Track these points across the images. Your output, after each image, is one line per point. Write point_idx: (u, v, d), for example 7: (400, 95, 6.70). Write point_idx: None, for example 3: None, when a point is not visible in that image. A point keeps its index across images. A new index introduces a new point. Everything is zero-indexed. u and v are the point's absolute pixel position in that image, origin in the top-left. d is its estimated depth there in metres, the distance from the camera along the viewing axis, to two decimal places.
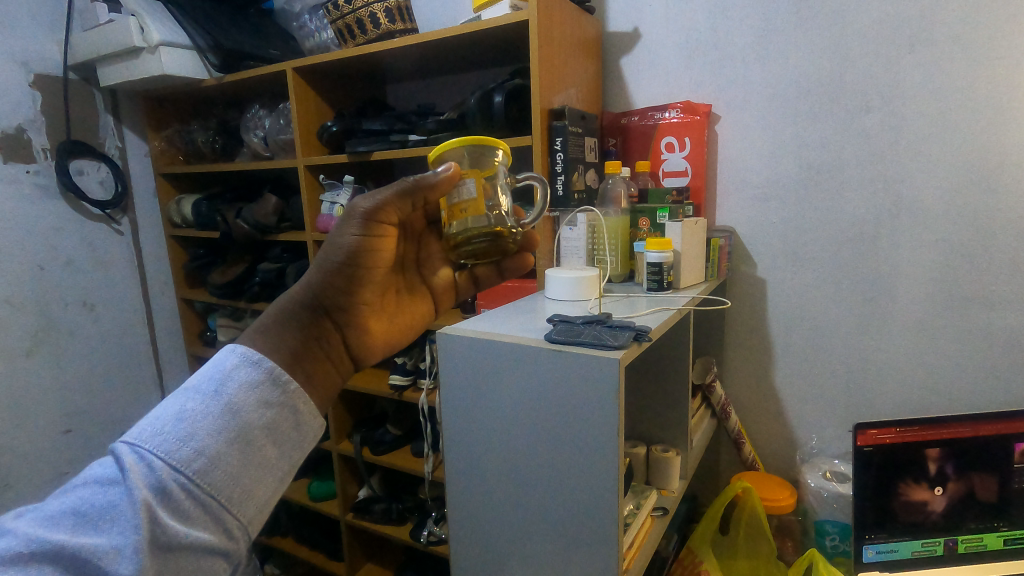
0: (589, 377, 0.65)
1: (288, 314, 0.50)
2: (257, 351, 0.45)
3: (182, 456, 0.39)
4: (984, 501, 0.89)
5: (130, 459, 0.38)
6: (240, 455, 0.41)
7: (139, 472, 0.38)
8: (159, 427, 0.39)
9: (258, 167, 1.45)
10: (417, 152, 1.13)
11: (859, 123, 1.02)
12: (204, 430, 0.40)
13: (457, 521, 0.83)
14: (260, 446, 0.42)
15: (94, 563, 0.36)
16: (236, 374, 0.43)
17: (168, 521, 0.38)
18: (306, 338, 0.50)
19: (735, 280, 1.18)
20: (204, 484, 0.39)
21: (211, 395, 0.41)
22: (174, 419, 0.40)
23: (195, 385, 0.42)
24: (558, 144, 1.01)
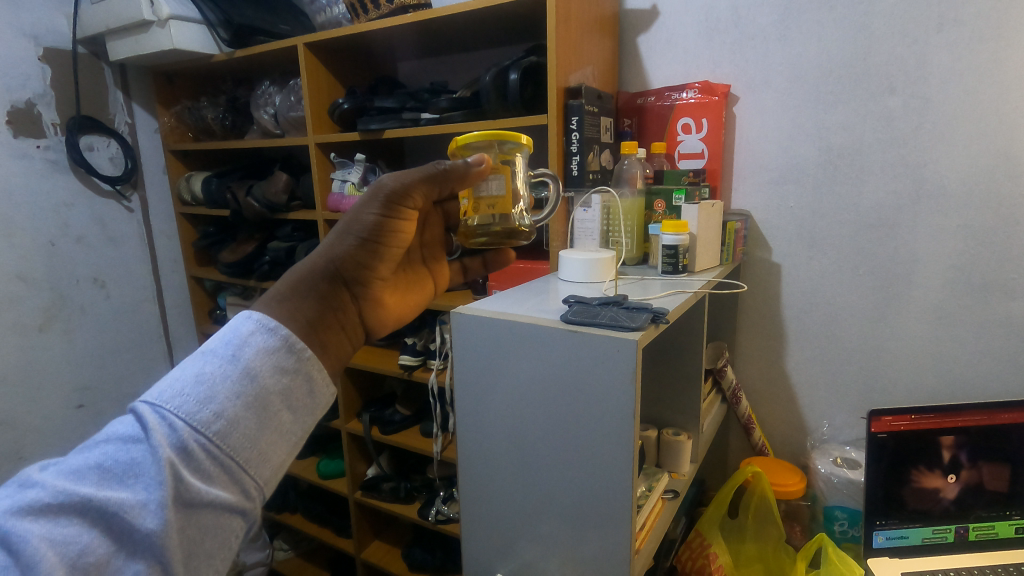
0: (605, 358, 0.65)
1: (307, 283, 0.49)
2: (274, 318, 0.45)
3: (202, 417, 0.39)
4: (998, 489, 0.89)
5: (153, 418, 0.39)
6: (257, 419, 0.41)
7: (161, 431, 0.39)
8: (178, 390, 0.40)
9: (268, 145, 1.44)
10: (430, 131, 1.11)
11: (882, 104, 1.00)
12: (223, 393, 0.40)
13: (469, 500, 0.83)
14: (277, 411, 0.42)
15: (119, 517, 0.36)
16: (252, 340, 0.43)
17: (190, 479, 0.38)
18: (324, 309, 0.49)
19: (750, 264, 1.17)
20: (223, 445, 0.40)
21: (228, 359, 0.41)
22: (193, 381, 0.40)
23: (214, 349, 0.42)
24: (574, 123, 0.99)
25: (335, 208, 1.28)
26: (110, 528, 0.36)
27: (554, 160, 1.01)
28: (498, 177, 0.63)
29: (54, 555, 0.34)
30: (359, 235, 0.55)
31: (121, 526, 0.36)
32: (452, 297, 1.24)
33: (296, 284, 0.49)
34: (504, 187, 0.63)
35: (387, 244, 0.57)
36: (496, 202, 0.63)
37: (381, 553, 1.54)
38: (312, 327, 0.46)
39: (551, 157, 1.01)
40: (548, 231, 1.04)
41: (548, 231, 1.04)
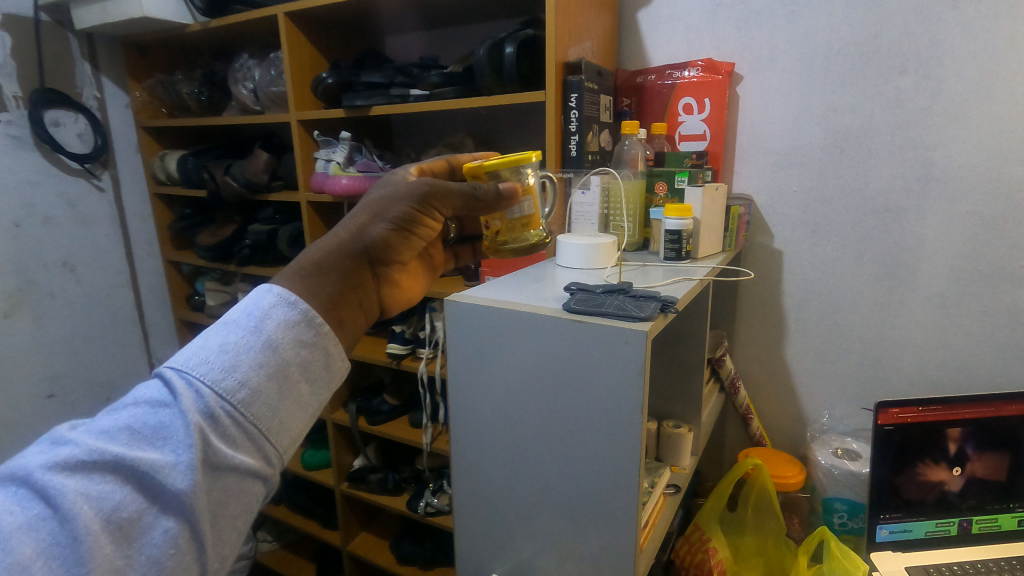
0: (612, 350, 0.61)
1: (329, 261, 0.48)
2: (295, 292, 0.44)
3: (228, 385, 0.39)
4: (1003, 482, 0.87)
5: (180, 383, 0.38)
6: (280, 389, 0.40)
7: (189, 397, 0.38)
8: (204, 357, 0.39)
9: (248, 122, 1.37)
10: (420, 107, 1.05)
11: (893, 85, 0.96)
12: (248, 361, 0.39)
13: (463, 496, 0.79)
14: (298, 381, 0.42)
15: (151, 477, 0.35)
16: (273, 313, 0.42)
17: (218, 444, 0.38)
18: (342, 288, 0.48)
19: (751, 251, 1.14)
20: (247, 414, 0.39)
21: (251, 329, 0.41)
22: (218, 350, 0.39)
23: (239, 317, 0.41)
24: (573, 101, 0.94)
25: (319, 188, 1.21)
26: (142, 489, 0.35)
27: (552, 139, 0.96)
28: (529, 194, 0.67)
29: (89, 512, 0.33)
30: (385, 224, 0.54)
31: (152, 487, 0.35)
32: (443, 283, 1.19)
33: (324, 257, 0.48)
34: (535, 206, 0.68)
35: (402, 239, 0.57)
36: (524, 222, 0.68)
37: (368, 545, 1.50)
38: (334, 302, 0.47)
39: (548, 137, 0.96)
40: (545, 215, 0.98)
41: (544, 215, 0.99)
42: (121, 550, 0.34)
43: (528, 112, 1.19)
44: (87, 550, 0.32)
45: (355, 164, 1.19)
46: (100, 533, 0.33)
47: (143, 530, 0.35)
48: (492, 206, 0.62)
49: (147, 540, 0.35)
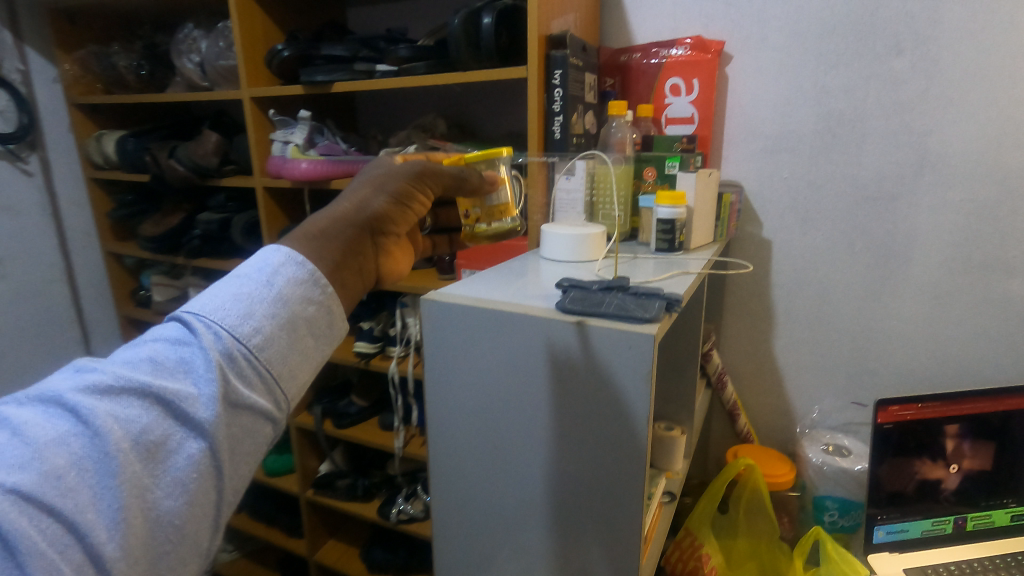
0: (613, 354, 0.54)
1: (334, 226, 0.46)
2: (301, 253, 0.42)
3: (245, 329, 0.38)
4: (999, 478, 0.85)
5: (200, 324, 0.37)
6: (296, 335, 0.40)
7: (210, 334, 0.37)
8: (223, 297, 0.39)
9: (194, 99, 1.24)
10: (387, 83, 0.96)
11: (888, 66, 0.92)
12: (264, 309, 0.39)
13: (443, 512, 0.72)
14: (311, 330, 0.41)
15: (176, 405, 0.35)
16: (284, 269, 0.40)
17: (236, 384, 0.37)
18: (347, 253, 0.46)
19: (739, 241, 1.09)
20: (265, 356, 0.39)
21: (266, 281, 0.40)
22: (235, 296, 0.39)
23: (255, 263, 0.41)
24: (557, 78, 0.86)
25: (276, 173, 1.10)
26: (165, 417, 0.35)
27: (534, 120, 0.88)
28: (502, 182, 0.64)
29: (119, 430, 0.33)
30: (388, 195, 0.52)
31: (176, 416, 0.35)
32: (415, 276, 1.10)
33: (328, 222, 0.46)
34: (508, 195, 0.64)
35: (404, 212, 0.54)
36: (502, 209, 0.64)
37: (337, 554, 1.42)
38: (340, 266, 0.44)
39: (530, 118, 0.88)
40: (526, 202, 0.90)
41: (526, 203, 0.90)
42: (147, 470, 0.34)
43: (505, 91, 1.11)
44: (116, 468, 0.32)
45: (316, 147, 1.09)
46: (128, 452, 0.33)
47: (166, 456, 0.34)
48: (477, 188, 0.61)
49: (170, 465, 0.34)
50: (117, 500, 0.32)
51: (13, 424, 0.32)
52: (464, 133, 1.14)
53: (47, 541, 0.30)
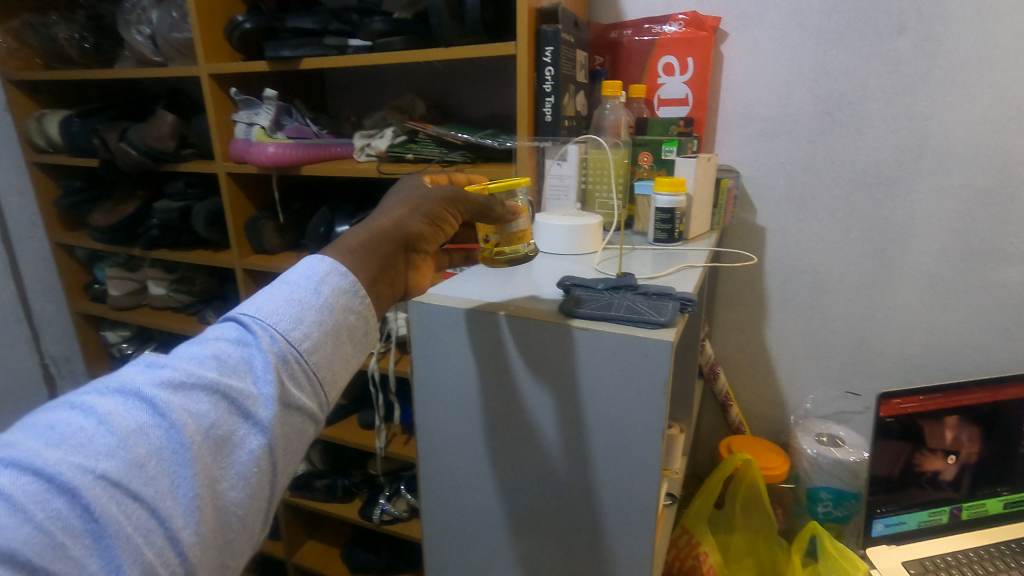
0: (626, 363, 0.49)
1: (372, 240, 0.46)
2: (342, 265, 0.42)
3: (301, 332, 0.38)
4: (993, 467, 0.85)
5: (259, 326, 0.38)
6: (342, 340, 0.41)
7: (268, 335, 0.38)
8: (278, 300, 0.39)
9: (146, 75, 1.13)
10: (363, 60, 0.88)
11: (891, 46, 0.88)
12: (317, 314, 0.39)
13: (437, 523, 0.68)
14: (355, 335, 0.42)
15: (241, 402, 0.36)
16: (332, 277, 0.41)
17: (292, 387, 0.38)
18: (382, 267, 0.46)
19: (732, 228, 1.05)
20: (316, 357, 0.39)
21: (317, 286, 0.40)
22: (291, 299, 0.39)
23: (302, 269, 0.41)
24: (548, 56, 0.80)
25: (240, 158, 1.01)
26: (231, 412, 0.35)
27: (524, 102, 0.82)
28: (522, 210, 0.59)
29: (190, 423, 0.33)
30: (422, 215, 0.51)
31: (240, 411, 0.36)
32: None
33: (366, 236, 0.46)
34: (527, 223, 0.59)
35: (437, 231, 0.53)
36: (519, 238, 0.60)
37: (315, 556, 1.36)
38: (375, 280, 0.44)
39: (519, 100, 0.82)
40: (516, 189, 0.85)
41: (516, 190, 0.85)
42: (215, 463, 0.34)
43: (489, 70, 1.04)
44: (190, 459, 0.33)
45: (284, 130, 1.00)
46: (199, 444, 0.33)
47: (232, 449, 0.35)
48: (499, 218, 0.56)
49: (237, 458, 0.35)
50: (192, 488, 0.32)
51: (85, 414, 0.31)
52: (444, 114, 1.07)
53: (128, 527, 0.30)
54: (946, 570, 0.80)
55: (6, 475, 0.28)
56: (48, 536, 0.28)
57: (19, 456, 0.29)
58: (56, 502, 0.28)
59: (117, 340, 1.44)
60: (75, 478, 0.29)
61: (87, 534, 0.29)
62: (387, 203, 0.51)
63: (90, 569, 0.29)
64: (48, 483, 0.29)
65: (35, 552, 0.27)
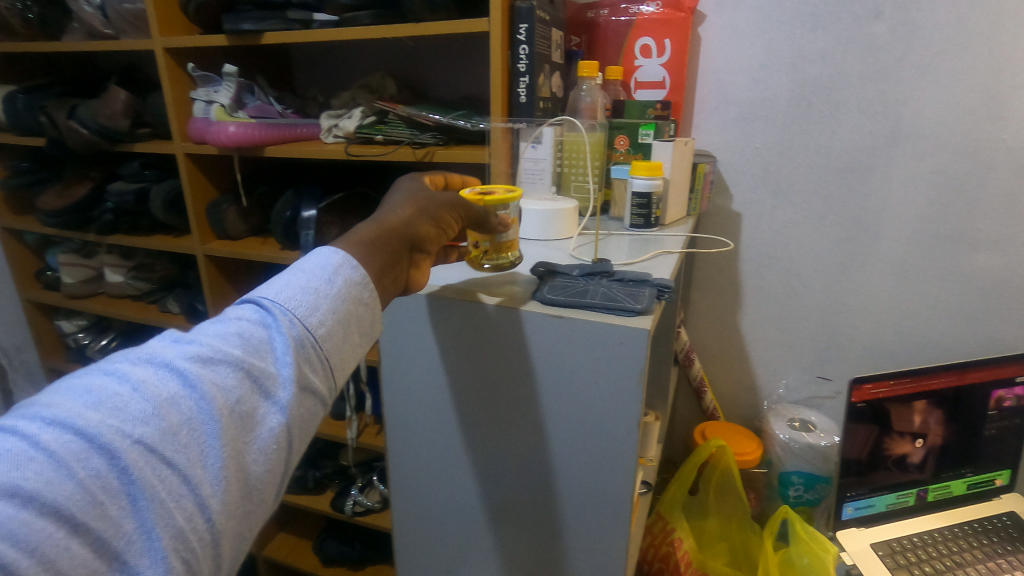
0: (601, 352, 0.48)
1: (378, 238, 0.46)
2: (350, 261, 0.42)
3: (319, 317, 0.39)
4: (957, 449, 0.87)
5: (279, 308, 0.38)
6: (354, 329, 0.41)
7: (288, 317, 0.38)
8: (298, 285, 0.39)
9: (96, 49, 1.06)
10: (328, 35, 0.84)
11: (867, 30, 0.87)
12: (334, 301, 0.40)
13: (408, 516, 0.66)
14: (363, 325, 0.43)
15: (262, 380, 0.36)
16: (346, 268, 0.42)
17: (310, 371, 0.38)
18: (384, 266, 0.45)
19: (708, 214, 1.04)
20: (331, 343, 0.40)
21: (334, 275, 0.41)
22: (309, 285, 0.40)
23: (318, 257, 0.42)
24: (522, 33, 0.77)
25: (199, 138, 0.96)
26: (254, 389, 0.36)
27: (497, 81, 0.79)
28: (513, 221, 0.58)
29: (219, 396, 0.33)
30: (427, 219, 0.51)
31: (262, 389, 0.36)
32: None
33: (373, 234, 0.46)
34: (517, 235, 0.58)
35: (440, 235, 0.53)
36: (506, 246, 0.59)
37: (287, 549, 1.33)
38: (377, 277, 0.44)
39: (492, 79, 0.79)
40: (489, 172, 0.82)
41: (489, 173, 0.82)
42: (239, 438, 0.34)
43: (462, 49, 1.00)
44: (220, 430, 0.33)
45: (246, 108, 0.95)
46: (227, 416, 0.33)
47: (255, 425, 0.35)
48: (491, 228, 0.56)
49: (259, 435, 0.35)
50: (220, 459, 0.33)
51: (120, 380, 0.31)
52: (416, 94, 1.03)
53: (161, 492, 0.30)
54: (913, 551, 0.82)
55: (50, 432, 0.28)
56: (89, 494, 0.28)
57: (60, 416, 0.29)
58: (96, 461, 0.28)
59: (73, 330, 1.37)
60: (113, 440, 0.29)
61: (123, 496, 0.29)
62: (392, 202, 0.51)
63: (124, 531, 0.29)
64: (86, 444, 0.29)
65: (77, 508, 0.27)
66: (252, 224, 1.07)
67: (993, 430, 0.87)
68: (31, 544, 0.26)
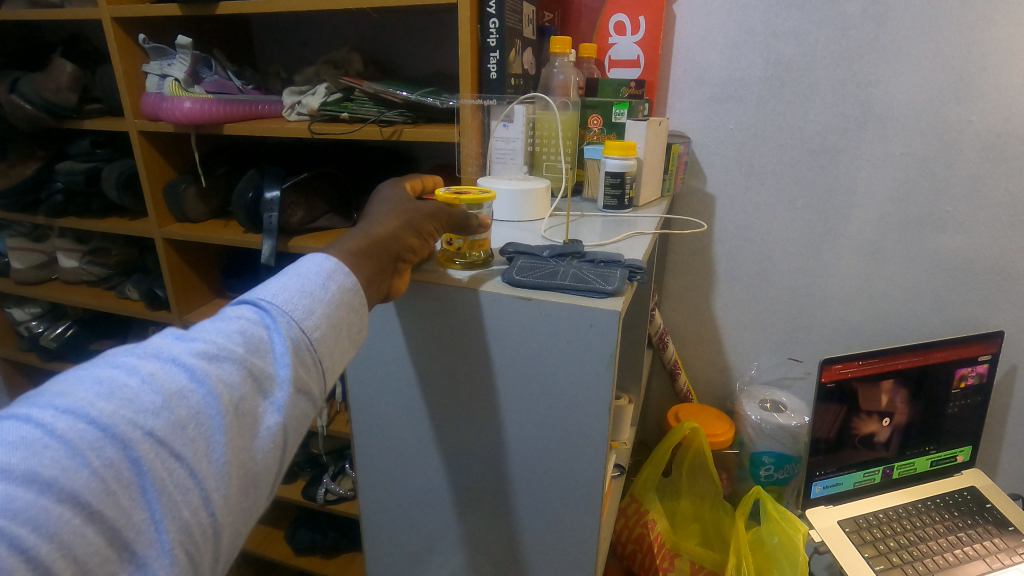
0: (570, 335, 0.46)
1: (366, 250, 0.44)
2: (341, 272, 0.42)
3: (315, 319, 0.39)
4: (922, 427, 0.89)
5: (278, 309, 0.38)
6: (346, 332, 0.41)
7: (287, 318, 0.38)
8: (295, 287, 0.39)
9: (37, 17, 0.99)
10: (288, 5, 0.79)
11: (840, 10, 0.87)
12: (328, 303, 0.40)
13: (378, 505, 0.64)
14: (354, 329, 0.43)
15: (263, 379, 0.36)
16: (341, 271, 0.42)
17: (305, 373, 0.38)
18: (369, 283, 0.44)
19: (683, 195, 1.04)
20: (326, 346, 0.40)
21: (327, 278, 0.41)
22: (305, 288, 0.39)
23: (314, 262, 0.42)
24: (492, 6, 0.74)
25: (153, 115, 0.91)
26: (256, 388, 0.36)
27: (466, 55, 0.75)
28: (486, 218, 0.54)
29: (224, 393, 0.34)
30: (412, 228, 0.49)
31: (262, 389, 0.36)
32: (328, 238, 0.95)
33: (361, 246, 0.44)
34: (490, 233, 0.54)
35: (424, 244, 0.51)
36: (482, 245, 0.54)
37: (258, 538, 1.31)
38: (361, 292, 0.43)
39: (461, 53, 0.76)
40: (459, 151, 0.79)
41: (459, 152, 0.80)
42: (240, 436, 0.34)
43: (430, 23, 0.97)
44: (225, 425, 0.33)
45: (202, 83, 0.90)
46: (232, 413, 0.34)
47: (255, 424, 0.35)
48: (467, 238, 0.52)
49: (259, 433, 0.35)
50: (225, 454, 0.33)
51: (128, 372, 0.31)
52: (383, 71, 0.99)
53: (169, 485, 0.30)
54: (878, 527, 0.83)
55: (62, 421, 0.28)
56: (102, 482, 0.28)
57: (72, 406, 0.29)
58: (109, 451, 0.29)
59: (26, 319, 1.31)
60: (125, 432, 0.29)
61: (133, 486, 0.29)
62: (376, 212, 0.50)
63: (135, 521, 0.29)
64: (99, 436, 0.29)
65: (92, 495, 0.28)
66: (212, 206, 1.02)
67: (956, 408, 0.89)
68: (50, 530, 0.26)
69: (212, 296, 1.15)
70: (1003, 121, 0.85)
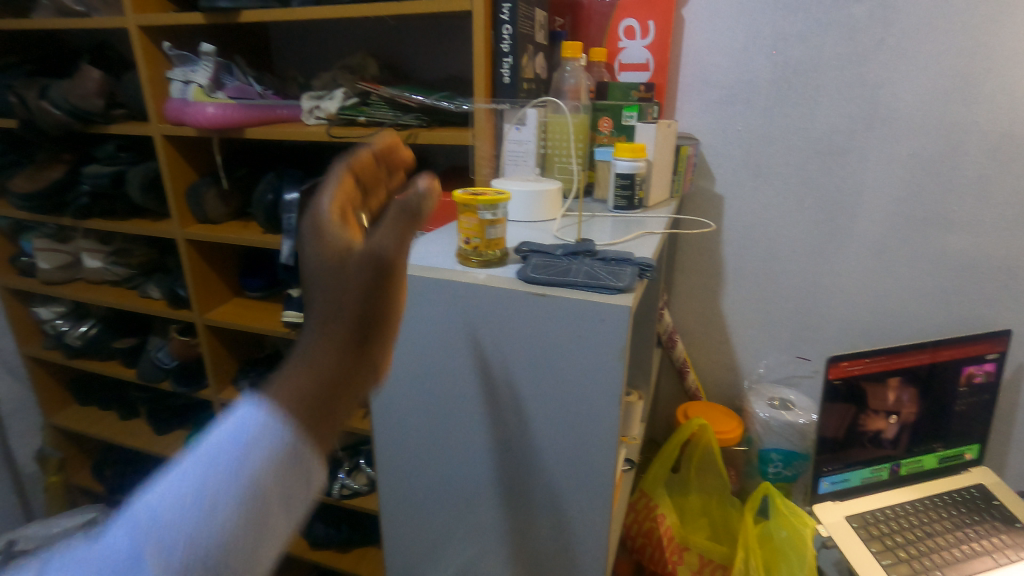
0: (582, 329, 0.48)
1: (315, 368, 0.33)
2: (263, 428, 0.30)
3: (214, 520, 0.27)
4: (929, 424, 0.90)
5: (158, 518, 0.26)
6: (269, 526, 0.29)
7: (170, 528, 0.26)
8: (187, 479, 0.28)
9: (66, 27, 1.03)
10: (307, 13, 0.82)
11: (847, 13, 0.88)
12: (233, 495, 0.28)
13: (395, 496, 0.67)
14: (285, 519, 0.30)
15: None
16: (256, 440, 0.29)
17: None
18: (332, 401, 0.33)
19: (691, 196, 1.05)
20: (238, 556, 0.27)
21: (234, 455, 0.29)
22: (200, 478, 0.28)
23: (224, 427, 0.30)
24: (505, 13, 0.76)
25: (177, 119, 0.94)
26: None
27: (480, 61, 0.78)
28: (501, 220, 0.54)
29: None
30: (367, 293, 0.37)
31: None
32: None
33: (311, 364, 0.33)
34: (507, 233, 0.55)
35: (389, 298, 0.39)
36: (497, 244, 0.55)
37: None
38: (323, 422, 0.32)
39: (475, 59, 0.78)
40: (473, 153, 0.81)
41: (473, 154, 0.82)
42: None
43: (444, 29, 0.99)
44: None
45: (224, 89, 0.93)
46: None
47: None
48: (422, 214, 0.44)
49: None
50: None
51: None
52: (398, 76, 1.02)
53: None
54: (885, 522, 0.85)
55: None
56: None
57: None
58: None
59: (51, 317, 1.34)
60: None
61: None
62: (314, 295, 0.37)
63: None
64: None
65: None
66: (232, 207, 1.05)
67: (963, 406, 0.90)
68: None
69: (231, 295, 1.19)
70: (1007, 122, 0.86)
